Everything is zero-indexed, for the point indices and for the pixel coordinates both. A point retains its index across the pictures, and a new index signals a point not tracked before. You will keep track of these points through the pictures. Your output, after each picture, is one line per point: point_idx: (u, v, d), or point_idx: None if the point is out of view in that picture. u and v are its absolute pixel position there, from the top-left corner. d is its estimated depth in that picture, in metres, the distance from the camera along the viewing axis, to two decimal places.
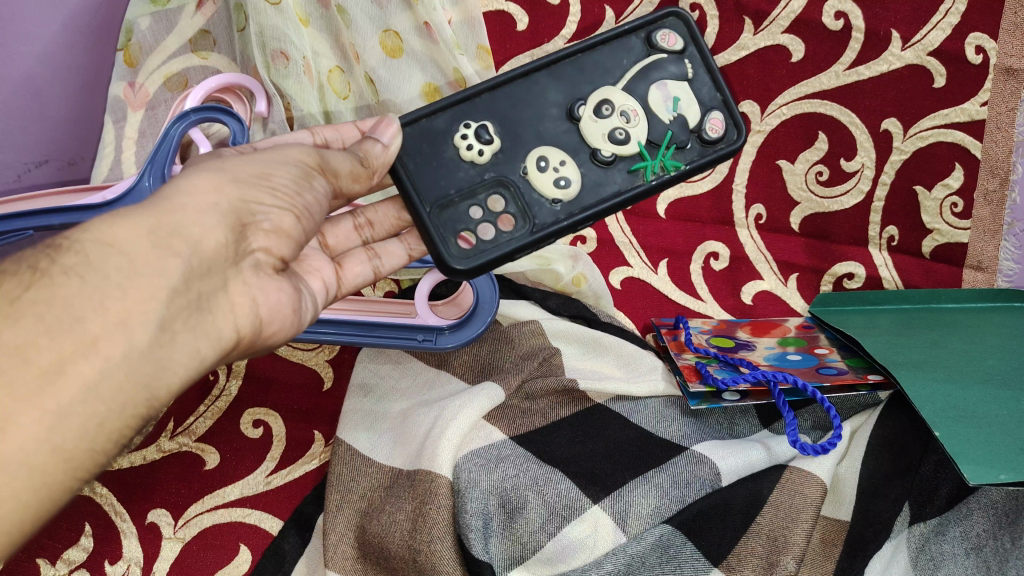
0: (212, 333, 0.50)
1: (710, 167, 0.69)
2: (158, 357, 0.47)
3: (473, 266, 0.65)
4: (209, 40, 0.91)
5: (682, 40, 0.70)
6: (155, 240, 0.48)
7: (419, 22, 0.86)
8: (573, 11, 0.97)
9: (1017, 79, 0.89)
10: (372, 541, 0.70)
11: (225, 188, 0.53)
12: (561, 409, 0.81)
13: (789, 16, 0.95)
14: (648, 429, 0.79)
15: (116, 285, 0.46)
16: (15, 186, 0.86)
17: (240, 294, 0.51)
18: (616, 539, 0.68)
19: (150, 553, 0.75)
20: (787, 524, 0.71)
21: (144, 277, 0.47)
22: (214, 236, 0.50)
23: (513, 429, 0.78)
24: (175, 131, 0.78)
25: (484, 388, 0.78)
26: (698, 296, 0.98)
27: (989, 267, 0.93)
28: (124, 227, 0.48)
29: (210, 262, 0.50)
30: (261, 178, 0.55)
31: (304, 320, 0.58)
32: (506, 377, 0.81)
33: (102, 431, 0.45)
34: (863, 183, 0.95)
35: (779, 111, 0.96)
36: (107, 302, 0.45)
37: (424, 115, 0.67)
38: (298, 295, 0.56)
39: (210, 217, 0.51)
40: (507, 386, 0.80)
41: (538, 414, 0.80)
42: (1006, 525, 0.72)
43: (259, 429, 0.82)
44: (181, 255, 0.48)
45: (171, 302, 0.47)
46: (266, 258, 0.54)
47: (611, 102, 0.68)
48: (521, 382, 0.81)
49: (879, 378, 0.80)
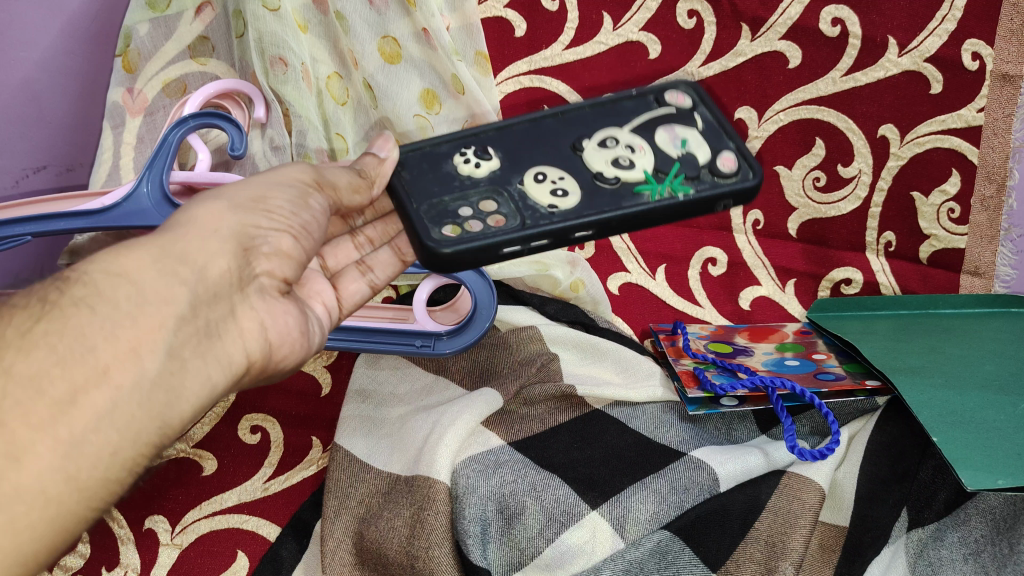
0: (223, 358, 0.49)
1: (722, 204, 0.64)
2: (170, 383, 0.46)
3: (452, 250, 0.59)
4: (208, 46, 0.90)
5: (693, 99, 0.71)
6: (160, 268, 0.48)
7: (417, 28, 0.86)
8: (572, 18, 0.97)
9: (1013, 86, 0.89)
10: (370, 548, 0.70)
11: (223, 216, 0.53)
12: (560, 415, 0.81)
13: (786, 23, 0.93)
14: (644, 433, 0.80)
15: (127, 314, 0.46)
16: (13, 193, 0.87)
17: (248, 319, 0.51)
18: (614, 544, 0.68)
19: (148, 561, 0.73)
20: (784, 530, 0.71)
21: (153, 306, 0.47)
22: (217, 263, 0.50)
23: (512, 435, 0.78)
24: (173, 137, 0.77)
25: (483, 394, 0.79)
26: (695, 302, 0.98)
27: (986, 273, 0.95)
28: (132, 258, 0.48)
29: (215, 288, 0.50)
30: (257, 203, 0.55)
31: (312, 344, 0.57)
32: (501, 386, 0.81)
33: (115, 460, 0.44)
34: (859, 189, 0.96)
35: (776, 117, 0.96)
36: (119, 331, 0.45)
37: (431, 142, 0.68)
38: (305, 318, 0.56)
39: (214, 243, 0.51)
40: (506, 393, 0.80)
41: (534, 417, 0.80)
42: (1005, 531, 0.71)
43: (256, 435, 0.82)
44: (187, 283, 0.48)
45: (179, 330, 0.47)
46: (270, 281, 0.54)
47: (616, 136, 0.68)
48: (519, 391, 0.81)
49: (877, 383, 0.82)
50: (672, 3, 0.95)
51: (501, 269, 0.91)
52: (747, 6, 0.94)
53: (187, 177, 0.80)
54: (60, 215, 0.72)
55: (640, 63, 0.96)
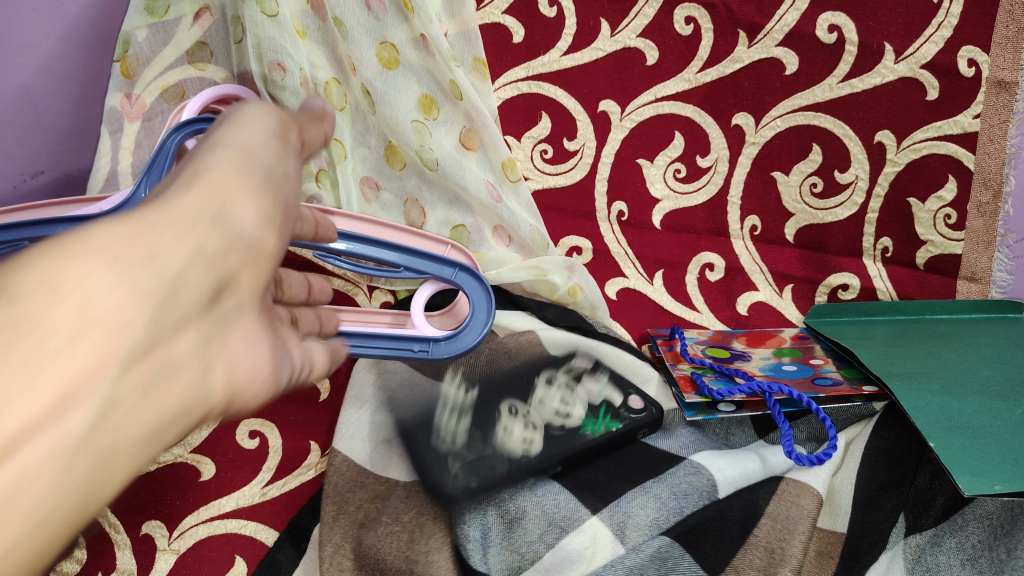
0: (179, 400, 0.43)
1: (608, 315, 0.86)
2: (113, 435, 0.39)
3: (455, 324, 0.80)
4: (206, 52, 0.90)
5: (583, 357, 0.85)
6: (118, 275, 0.41)
7: (415, 34, 0.86)
8: (569, 24, 0.96)
9: (1009, 92, 0.90)
10: (367, 554, 0.69)
11: (195, 221, 0.46)
12: (567, 421, 0.79)
13: (782, 29, 0.93)
14: (626, 408, 0.80)
15: (69, 341, 0.38)
16: (13, 196, 0.89)
17: (217, 362, 0.47)
18: (614, 551, 0.67)
19: (144, 564, 0.73)
20: (785, 536, 0.70)
21: (101, 326, 0.39)
22: (190, 279, 0.44)
23: (479, 463, 0.74)
24: (170, 142, 0.77)
25: (433, 449, 0.76)
26: (693, 308, 0.99)
27: (982, 279, 0.95)
28: (79, 267, 0.39)
29: (181, 316, 0.43)
30: (221, 194, 0.49)
31: (280, 381, 0.54)
32: (453, 420, 0.78)
33: (39, 531, 0.36)
34: (857, 195, 0.96)
35: (773, 123, 0.96)
36: (46, 369, 0.37)
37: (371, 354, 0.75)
38: (273, 357, 0.53)
39: (187, 252, 0.45)
40: (456, 437, 0.77)
41: (516, 425, 0.78)
42: (1002, 537, 0.70)
43: (254, 440, 0.82)
44: (151, 304, 0.41)
45: (129, 372, 0.40)
46: (234, 300, 0.49)
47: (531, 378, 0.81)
48: (436, 415, 0.79)
49: (874, 390, 0.81)
50: (669, 9, 0.94)
51: (500, 275, 0.92)
52: (744, 12, 0.93)
53: None
54: (57, 222, 0.73)
55: (639, 68, 0.97)
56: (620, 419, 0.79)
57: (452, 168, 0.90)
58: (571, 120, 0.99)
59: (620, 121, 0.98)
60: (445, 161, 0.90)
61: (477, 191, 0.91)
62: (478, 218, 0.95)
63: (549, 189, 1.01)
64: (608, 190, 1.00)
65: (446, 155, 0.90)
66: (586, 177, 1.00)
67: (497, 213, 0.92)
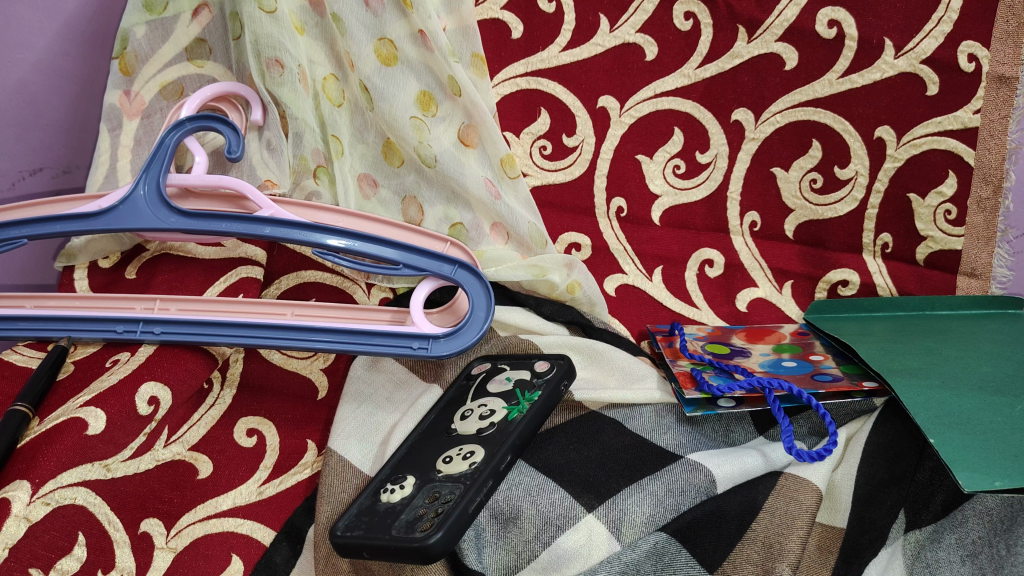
0: None
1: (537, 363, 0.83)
2: None
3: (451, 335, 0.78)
4: (205, 48, 0.90)
5: None
6: None
7: (414, 30, 0.87)
8: (568, 20, 0.96)
9: (1009, 87, 0.90)
10: (365, 565, 0.68)
11: None
12: (493, 417, 0.75)
13: (783, 24, 0.92)
14: (537, 376, 0.80)
15: None
16: (10, 194, 0.89)
17: None
18: (610, 548, 0.67)
19: (143, 563, 0.69)
20: (782, 531, 0.70)
21: None
22: None
23: (440, 500, 0.65)
24: (170, 140, 0.77)
25: (397, 521, 0.65)
26: (692, 304, 0.99)
27: (982, 275, 0.95)
28: None
29: None
30: None
31: None
32: (395, 489, 0.69)
33: None
34: (857, 191, 0.96)
35: (773, 118, 0.96)
36: None
37: (353, 531, 0.64)
38: None
39: None
40: (408, 502, 0.67)
41: (452, 450, 0.72)
42: (1002, 533, 0.69)
43: (252, 438, 0.81)
44: None
45: None
46: None
47: (469, 408, 0.78)
48: (378, 497, 0.69)
49: (874, 386, 0.81)
50: (669, 4, 0.94)
51: (499, 272, 0.90)
52: (744, 7, 0.93)
53: (185, 180, 0.79)
54: (60, 219, 0.75)
55: (638, 64, 0.97)
56: (535, 386, 0.78)
57: (452, 166, 0.90)
58: (571, 115, 0.99)
59: (620, 116, 0.98)
60: (445, 158, 0.90)
61: (477, 189, 0.91)
62: (477, 214, 0.94)
63: (548, 186, 1.01)
64: (607, 186, 1.00)
65: (445, 152, 0.90)
66: (585, 173, 1.00)
67: (497, 210, 0.92)
